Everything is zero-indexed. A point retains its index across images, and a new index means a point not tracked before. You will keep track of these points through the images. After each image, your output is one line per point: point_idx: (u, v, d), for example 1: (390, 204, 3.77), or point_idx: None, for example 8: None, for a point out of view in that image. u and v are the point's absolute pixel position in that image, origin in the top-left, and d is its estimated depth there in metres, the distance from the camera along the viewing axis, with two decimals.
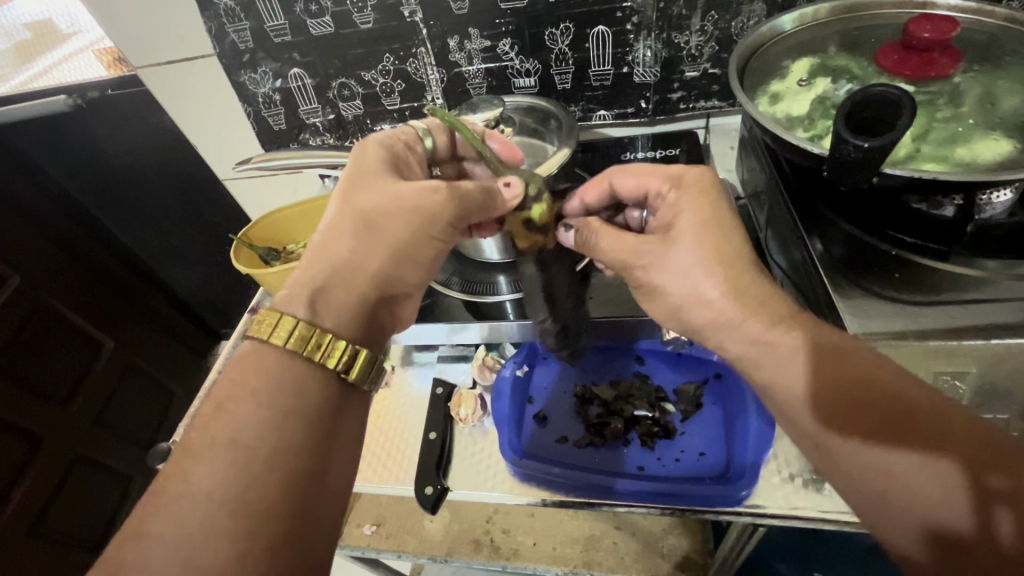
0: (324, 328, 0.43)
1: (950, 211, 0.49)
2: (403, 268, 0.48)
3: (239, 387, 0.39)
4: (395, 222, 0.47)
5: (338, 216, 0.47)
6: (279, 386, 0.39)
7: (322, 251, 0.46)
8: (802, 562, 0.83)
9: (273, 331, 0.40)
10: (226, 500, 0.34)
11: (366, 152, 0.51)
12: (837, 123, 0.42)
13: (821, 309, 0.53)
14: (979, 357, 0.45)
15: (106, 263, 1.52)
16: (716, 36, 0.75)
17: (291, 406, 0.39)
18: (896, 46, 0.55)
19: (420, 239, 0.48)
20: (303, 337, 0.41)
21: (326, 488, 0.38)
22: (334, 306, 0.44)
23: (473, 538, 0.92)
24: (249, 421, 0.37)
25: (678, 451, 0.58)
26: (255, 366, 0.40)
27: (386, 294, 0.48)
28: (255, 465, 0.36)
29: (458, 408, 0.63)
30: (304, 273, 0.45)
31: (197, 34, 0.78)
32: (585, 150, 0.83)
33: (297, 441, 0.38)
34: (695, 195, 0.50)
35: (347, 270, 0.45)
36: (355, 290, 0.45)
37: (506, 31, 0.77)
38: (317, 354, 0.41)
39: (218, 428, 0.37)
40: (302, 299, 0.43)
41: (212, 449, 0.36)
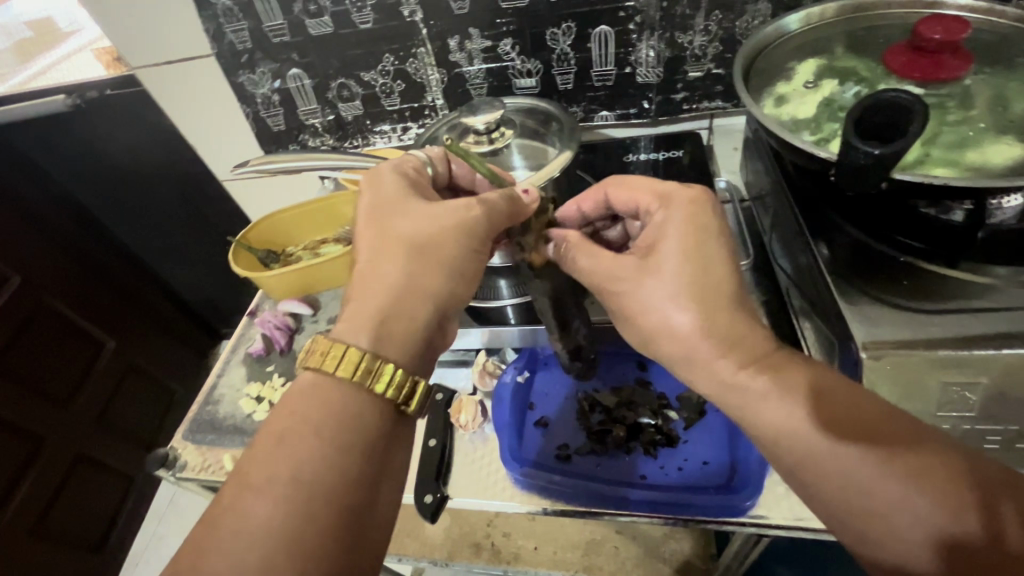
0: (387, 357, 0.42)
1: (958, 215, 0.49)
2: (457, 285, 0.47)
3: (298, 420, 0.38)
4: (439, 241, 0.46)
5: (380, 245, 0.45)
6: (337, 418, 0.39)
7: (368, 277, 0.45)
8: (805, 567, 0.83)
9: (337, 362, 0.40)
10: (285, 537, 0.34)
11: (381, 179, 0.50)
12: (846, 127, 0.41)
13: (827, 316, 0.52)
14: (992, 367, 0.43)
15: (106, 263, 1.52)
16: (721, 36, 0.74)
17: (352, 440, 0.39)
18: (904, 47, 0.54)
19: (465, 255, 0.47)
20: (366, 368, 0.40)
21: (375, 522, 0.38)
22: (391, 329, 0.43)
23: (473, 541, 0.91)
24: (309, 456, 0.37)
25: (681, 460, 0.57)
26: (315, 398, 0.40)
27: (443, 314, 0.46)
28: (313, 501, 0.36)
29: (458, 415, 0.63)
30: (355, 303, 0.44)
31: (194, 34, 0.77)
32: (587, 151, 0.82)
33: (356, 476, 0.37)
34: (685, 212, 0.49)
35: (398, 291, 0.44)
36: (408, 309, 0.44)
37: (507, 31, 0.76)
38: (376, 383, 0.40)
39: (279, 462, 0.36)
40: (360, 329, 0.43)
41: (273, 485, 0.36)
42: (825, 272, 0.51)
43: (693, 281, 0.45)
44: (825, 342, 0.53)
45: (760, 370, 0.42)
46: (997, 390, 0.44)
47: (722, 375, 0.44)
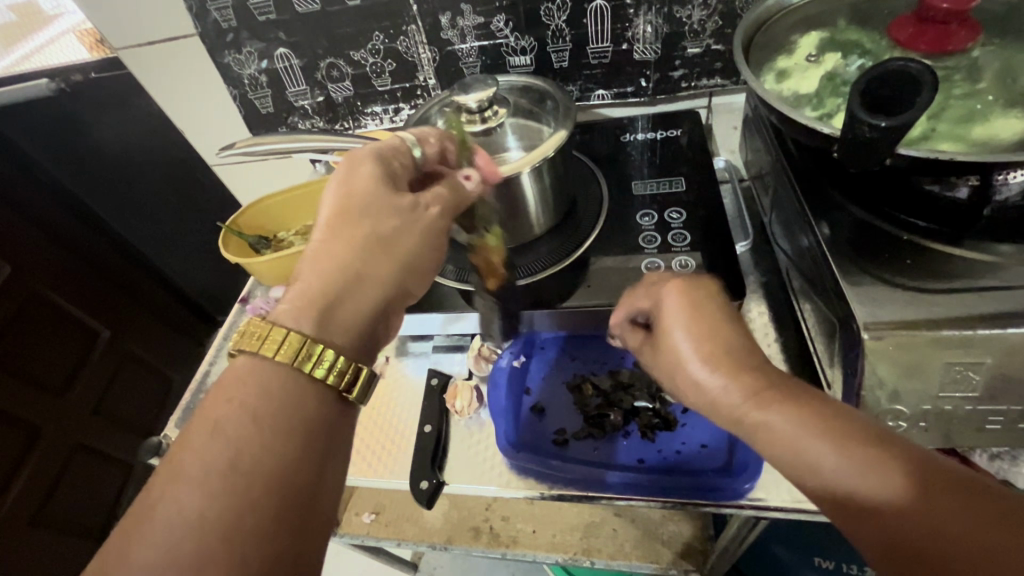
0: (332, 343, 0.41)
1: (964, 193, 0.46)
2: (411, 281, 0.47)
3: (235, 406, 0.36)
4: (402, 234, 0.46)
5: (335, 233, 0.43)
6: (278, 404, 0.37)
7: (320, 261, 0.43)
8: (802, 548, 0.83)
9: (263, 342, 0.38)
10: (218, 530, 0.32)
11: (354, 158, 0.47)
12: (852, 99, 0.40)
13: (827, 296, 0.51)
14: (992, 347, 0.42)
15: (99, 252, 1.50)
16: (720, 10, 0.72)
17: (296, 428, 0.37)
18: (910, 17, 0.52)
19: (424, 252, 0.48)
20: (294, 348, 0.38)
21: (328, 510, 0.37)
22: (343, 323, 0.42)
23: (472, 526, 0.92)
24: (249, 444, 0.35)
25: (679, 443, 0.57)
26: (255, 383, 0.38)
27: (394, 306, 0.46)
28: (253, 492, 0.34)
29: (454, 400, 0.62)
30: (308, 285, 0.42)
31: (177, 13, 0.75)
32: (583, 131, 0.81)
33: (305, 467, 0.36)
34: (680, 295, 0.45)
35: (357, 282, 0.43)
36: (366, 304, 0.43)
37: (500, 7, 0.73)
38: (308, 364, 0.38)
39: (215, 450, 0.34)
40: (309, 317, 0.41)
41: (206, 475, 0.33)
42: (827, 252, 0.50)
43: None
44: (825, 323, 0.52)
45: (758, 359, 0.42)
46: (1001, 370, 0.43)
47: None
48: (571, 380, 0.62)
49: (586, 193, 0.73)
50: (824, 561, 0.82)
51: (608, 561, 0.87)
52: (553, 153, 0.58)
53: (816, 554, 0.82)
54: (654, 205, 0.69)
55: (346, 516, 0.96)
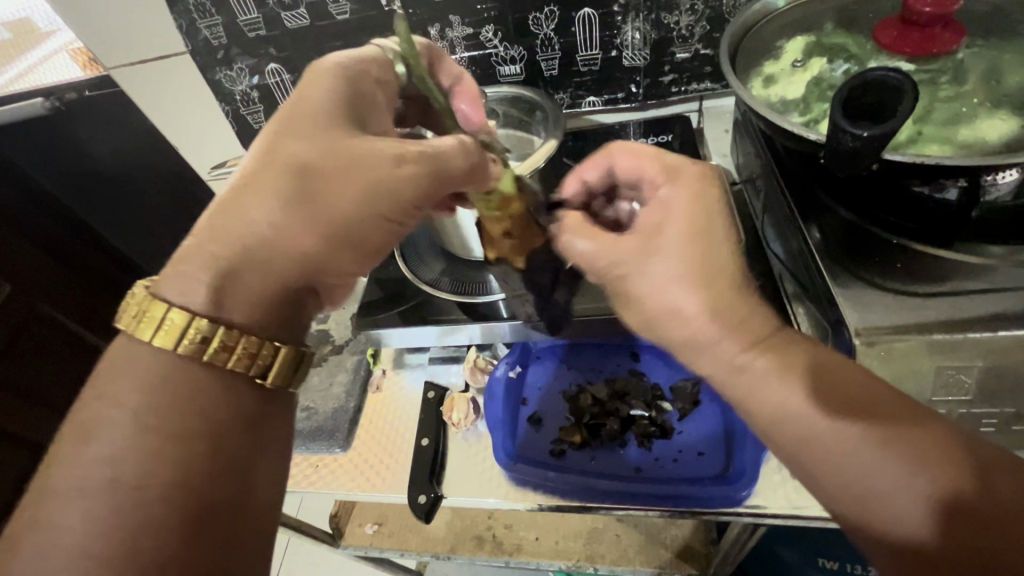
0: (232, 322, 0.39)
1: (954, 194, 0.46)
2: (335, 249, 0.42)
3: (114, 409, 0.35)
4: (335, 186, 0.41)
5: (257, 173, 0.41)
6: (167, 403, 0.36)
7: (227, 209, 0.40)
8: (806, 548, 0.83)
9: (144, 322, 0.38)
10: (106, 544, 0.32)
11: (308, 88, 0.45)
12: (834, 109, 0.40)
13: (820, 302, 0.51)
14: (983, 350, 0.43)
15: (98, 268, 1.51)
16: (707, 15, 0.72)
17: (188, 426, 0.36)
18: (894, 20, 0.53)
19: (364, 216, 0.43)
20: (178, 330, 0.37)
21: (238, 503, 0.37)
22: (241, 293, 0.40)
23: (475, 535, 0.93)
24: (133, 453, 0.34)
25: (676, 451, 0.57)
26: (137, 382, 0.37)
27: (313, 278, 0.42)
28: (143, 501, 0.34)
29: (451, 413, 0.62)
30: (204, 239, 0.40)
31: (168, 31, 0.75)
32: (575, 138, 0.81)
33: (196, 468, 0.35)
34: (684, 196, 0.45)
35: (258, 238, 0.40)
36: (266, 271, 0.40)
37: (489, 17, 0.74)
38: (191, 349, 0.37)
39: (96, 465, 0.34)
40: (196, 286, 0.39)
41: (85, 489, 0.33)
42: (818, 257, 0.50)
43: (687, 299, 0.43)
44: (818, 328, 0.52)
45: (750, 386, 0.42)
46: (992, 370, 0.43)
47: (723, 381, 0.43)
48: (569, 390, 0.62)
49: None
50: (828, 562, 0.81)
51: (611, 566, 0.86)
52: (543, 165, 0.59)
53: (819, 555, 0.82)
54: None
55: (349, 528, 0.96)
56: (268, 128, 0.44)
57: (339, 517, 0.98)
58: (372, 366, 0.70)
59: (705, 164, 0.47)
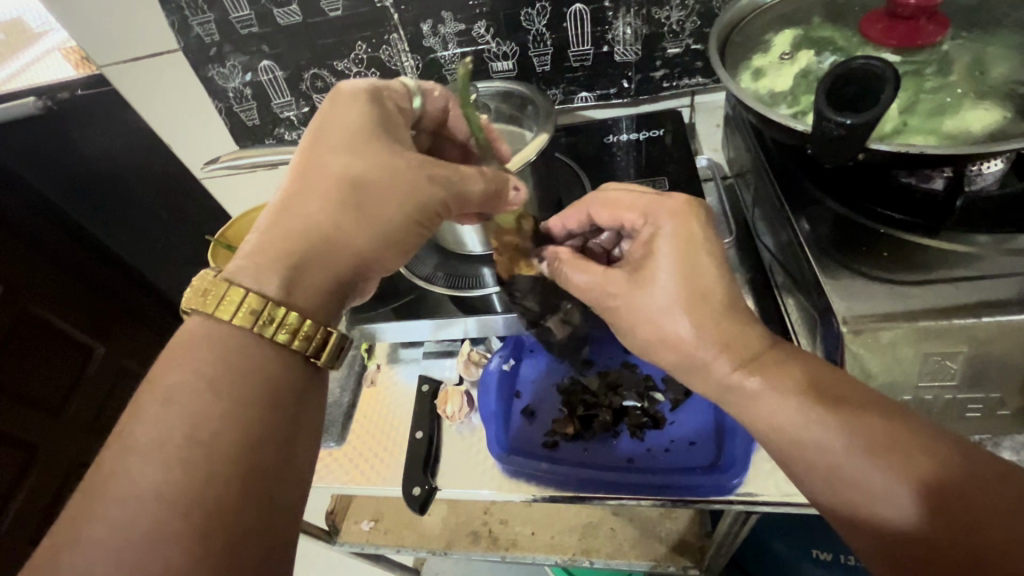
0: (294, 305, 0.39)
1: (939, 184, 0.49)
2: (384, 250, 0.44)
3: (186, 374, 0.35)
4: (384, 193, 0.44)
5: (312, 181, 0.42)
6: (235, 371, 0.36)
7: (282, 210, 0.42)
8: (800, 540, 0.84)
9: (220, 302, 0.38)
10: (175, 502, 0.32)
11: (341, 103, 0.47)
12: (818, 99, 0.40)
13: (808, 291, 0.52)
14: (969, 336, 0.43)
15: (92, 268, 1.51)
16: (698, 11, 0.72)
17: (255, 396, 0.36)
18: (881, 13, 0.53)
19: (407, 224, 0.45)
20: (254, 311, 0.37)
21: (291, 477, 0.36)
22: (307, 284, 0.40)
23: (470, 531, 0.93)
24: (208, 413, 0.34)
25: (668, 441, 0.58)
26: (208, 348, 0.37)
27: (364, 274, 0.44)
28: (213, 463, 0.33)
29: (445, 405, 0.63)
30: (264, 238, 0.41)
31: (160, 28, 0.75)
32: (568, 134, 0.81)
33: (262, 438, 0.35)
34: (673, 224, 0.47)
35: (320, 237, 0.41)
36: (329, 266, 0.41)
37: (481, 13, 0.74)
38: (267, 329, 0.37)
39: (171, 421, 0.34)
40: (268, 274, 0.40)
41: (162, 446, 0.33)
42: (806, 247, 0.51)
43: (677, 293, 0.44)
44: (807, 318, 0.53)
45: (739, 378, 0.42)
46: (978, 356, 0.44)
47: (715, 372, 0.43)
48: (563, 382, 0.63)
49: (571, 194, 0.73)
50: (822, 553, 0.82)
51: (607, 560, 0.87)
52: (535, 158, 0.59)
53: (813, 546, 0.83)
54: None
55: (345, 525, 0.97)
56: (308, 139, 0.45)
57: (335, 513, 0.98)
58: (367, 361, 0.71)
59: (682, 195, 0.49)
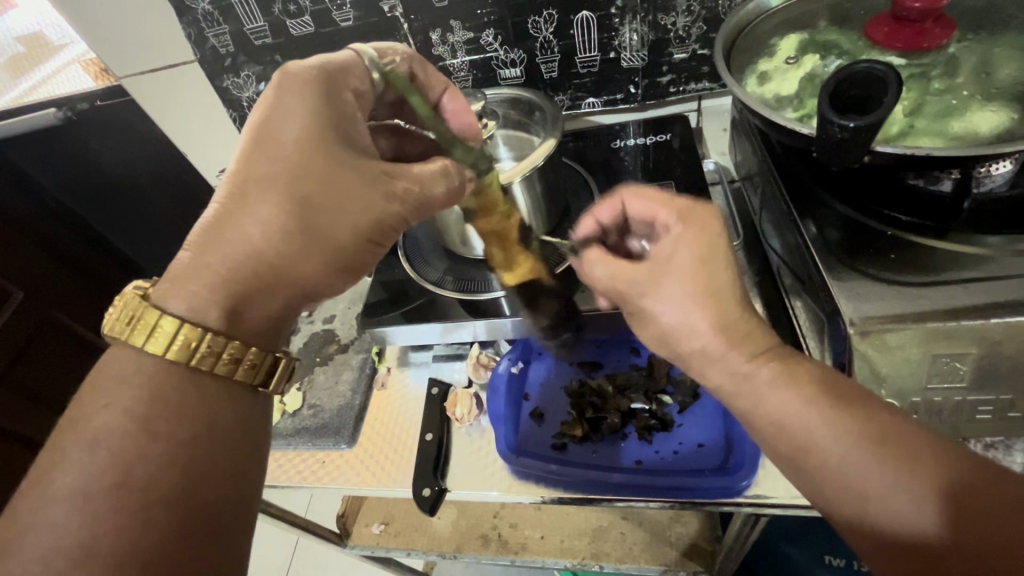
0: (235, 335, 0.40)
1: (948, 185, 0.50)
2: (333, 270, 0.44)
3: (116, 413, 0.36)
4: (332, 209, 0.42)
5: (249, 196, 0.41)
6: (171, 406, 0.37)
7: (223, 231, 0.40)
8: (813, 546, 0.83)
9: (138, 329, 0.38)
10: (112, 544, 0.33)
11: (286, 106, 0.43)
12: (822, 103, 0.41)
13: (816, 293, 0.52)
14: (979, 337, 0.43)
15: (110, 274, 1.54)
16: (704, 16, 0.73)
17: (182, 431, 0.37)
18: (886, 16, 0.53)
19: (357, 241, 0.44)
20: (186, 344, 0.38)
21: (224, 509, 0.37)
22: (250, 310, 0.41)
23: (480, 534, 0.94)
24: (132, 452, 0.35)
25: (676, 443, 0.58)
26: (137, 387, 0.37)
27: (310, 294, 0.44)
28: (140, 500, 0.34)
29: (454, 408, 0.63)
30: (204, 260, 0.40)
31: (177, 40, 0.77)
32: (575, 139, 0.82)
33: (193, 475, 0.36)
34: (692, 231, 0.46)
35: (261, 259, 0.40)
36: (272, 287, 0.41)
37: (489, 21, 0.75)
38: (205, 362, 0.38)
39: (95, 462, 0.34)
40: (208, 305, 0.40)
41: (85, 488, 0.34)
42: (813, 250, 0.51)
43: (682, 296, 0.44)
44: (815, 321, 0.53)
45: (743, 380, 0.42)
46: (986, 358, 0.43)
47: (731, 373, 0.43)
48: (570, 385, 0.63)
49: (579, 199, 0.74)
50: (835, 559, 0.81)
51: (617, 565, 0.86)
52: (542, 162, 0.59)
53: (826, 552, 0.82)
54: None
55: (356, 528, 0.98)
56: (247, 144, 0.42)
57: (346, 516, 0.99)
58: (376, 364, 0.71)
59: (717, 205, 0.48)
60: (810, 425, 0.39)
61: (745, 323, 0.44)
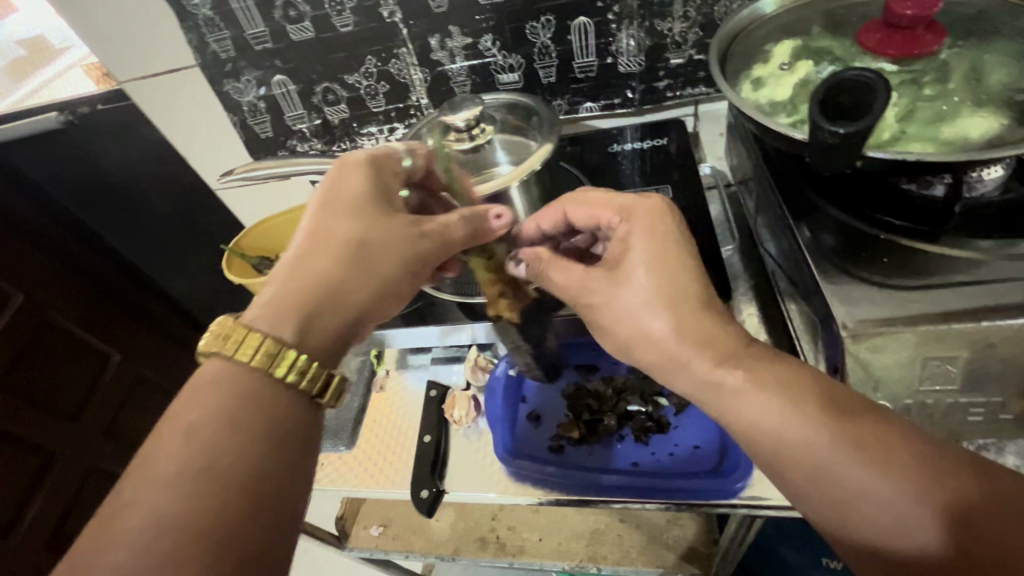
0: (307, 348, 0.41)
1: (939, 190, 0.50)
2: (385, 302, 0.47)
3: (205, 407, 0.37)
4: (389, 250, 0.46)
5: (320, 240, 0.44)
6: (250, 404, 0.38)
7: (296, 264, 0.43)
8: (809, 549, 0.83)
9: (236, 346, 0.39)
10: (190, 528, 0.32)
11: (352, 165, 0.49)
12: (813, 109, 0.42)
13: (810, 296, 0.52)
14: (972, 340, 0.44)
15: (110, 277, 1.55)
16: (700, 21, 0.73)
17: (264, 429, 0.37)
18: (878, 23, 0.54)
19: (406, 276, 0.48)
20: (270, 353, 0.39)
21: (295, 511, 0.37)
22: (316, 330, 0.42)
23: (478, 536, 0.94)
24: (221, 445, 0.35)
25: (672, 445, 0.58)
26: (222, 388, 0.38)
27: (363, 324, 0.46)
28: (225, 491, 0.34)
29: (452, 410, 0.64)
30: (279, 291, 0.42)
31: (178, 45, 0.78)
32: (573, 143, 0.83)
33: (276, 472, 0.36)
34: (647, 221, 0.48)
35: (328, 292, 0.43)
36: (335, 314, 0.43)
37: (487, 27, 0.76)
38: (279, 370, 0.39)
39: (188, 452, 0.35)
40: (279, 322, 0.41)
41: (180, 475, 0.34)
42: (807, 254, 0.52)
43: (677, 298, 0.45)
44: (810, 324, 0.53)
45: None
46: (977, 360, 0.44)
47: (701, 377, 0.42)
48: (566, 388, 0.64)
49: None
50: (832, 562, 0.81)
51: (614, 567, 0.87)
52: (538, 167, 0.60)
53: (823, 555, 0.82)
54: None
55: (354, 531, 0.98)
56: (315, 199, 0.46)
57: (344, 519, 0.99)
58: (376, 366, 0.72)
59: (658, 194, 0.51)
60: (788, 422, 0.38)
61: (739, 326, 0.44)
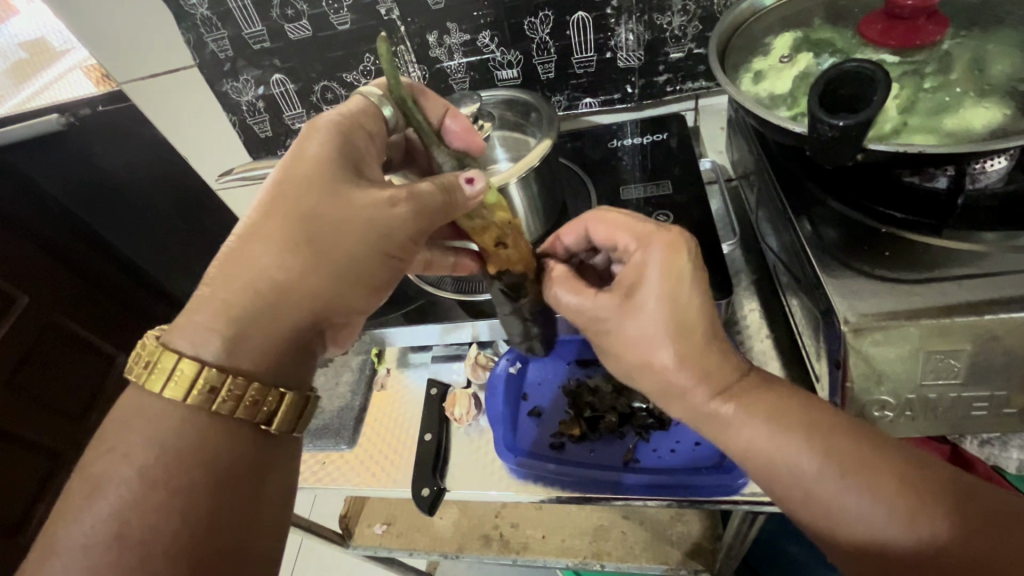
0: (238, 369, 0.40)
1: (943, 182, 0.50)
2: (351, 287, 0.44)
3: (117, 460, 0.36)
4: (340, 230, 0.42)
5: (264, 227, 0.41)
6: (169, 452, 0.37)
7: (235, 257, 0.41)
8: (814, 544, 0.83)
9: (153, 372, 0.38)
10: None
11: (316, 132, 0.45)
12: (812, 102, 0.41)
13: (811, 291, 0.52)
14: (973, 333, 0.43)
15: (113, 278, 1.55)
16: (699, 15, 0.73)
17: (194, 479, 0.36)
18: (880, 13, 0.53)
19: (371, 255, 0.43)
20: (185, 379, 0.37)
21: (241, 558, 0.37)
22: (251, 343, 0.40)
23: (482, 534, 0.94)
24: (143, 503, 0.35)
25: (673, 442, 0.58)
26: (141, 432, 0.37)
27: (323, 317, 0.43)
28: (147, 554, 0.34)
29: (453, 408, 0.64)
30: (215, 287, 0.40)
31: (176, 45, 0.78)
32: (573, 139, 0.82)
33: (205, 517, 0.36)
34: (664, 253, 0.46)
35: (271, 285, 0.41)
36: (276, 314, 0.41)
37: (485, 23, 0.75)
38: (194, 398, 0.37)
39: (100, 514, 0.35)
40: (209, 337, 0.40)
41: (91, 544, 0.34)
42: (808, 248, 0.51)
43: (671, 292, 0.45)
44: (810, 318, 0.53)
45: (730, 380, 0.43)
46: (980, 355, 0.44)
47: (697, 407, 0.44)
48: (569, 385, 0.63)
49: (576, 200, 0.74)
50: None
51: (618, 563, 0.86)
52: (539, 161, 0.60)
53: None
54: (646, 209, 0.70)
55: (359, 528, 0.98)
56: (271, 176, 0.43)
57: (349, 516, 1.00)
58: (376, 365, 0.72)
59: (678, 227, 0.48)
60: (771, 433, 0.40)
61: None
